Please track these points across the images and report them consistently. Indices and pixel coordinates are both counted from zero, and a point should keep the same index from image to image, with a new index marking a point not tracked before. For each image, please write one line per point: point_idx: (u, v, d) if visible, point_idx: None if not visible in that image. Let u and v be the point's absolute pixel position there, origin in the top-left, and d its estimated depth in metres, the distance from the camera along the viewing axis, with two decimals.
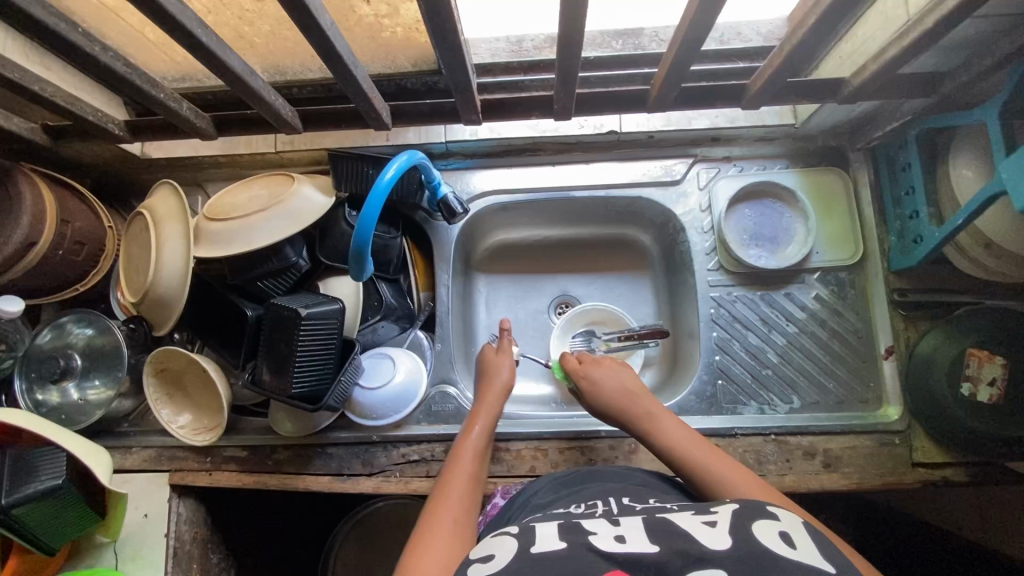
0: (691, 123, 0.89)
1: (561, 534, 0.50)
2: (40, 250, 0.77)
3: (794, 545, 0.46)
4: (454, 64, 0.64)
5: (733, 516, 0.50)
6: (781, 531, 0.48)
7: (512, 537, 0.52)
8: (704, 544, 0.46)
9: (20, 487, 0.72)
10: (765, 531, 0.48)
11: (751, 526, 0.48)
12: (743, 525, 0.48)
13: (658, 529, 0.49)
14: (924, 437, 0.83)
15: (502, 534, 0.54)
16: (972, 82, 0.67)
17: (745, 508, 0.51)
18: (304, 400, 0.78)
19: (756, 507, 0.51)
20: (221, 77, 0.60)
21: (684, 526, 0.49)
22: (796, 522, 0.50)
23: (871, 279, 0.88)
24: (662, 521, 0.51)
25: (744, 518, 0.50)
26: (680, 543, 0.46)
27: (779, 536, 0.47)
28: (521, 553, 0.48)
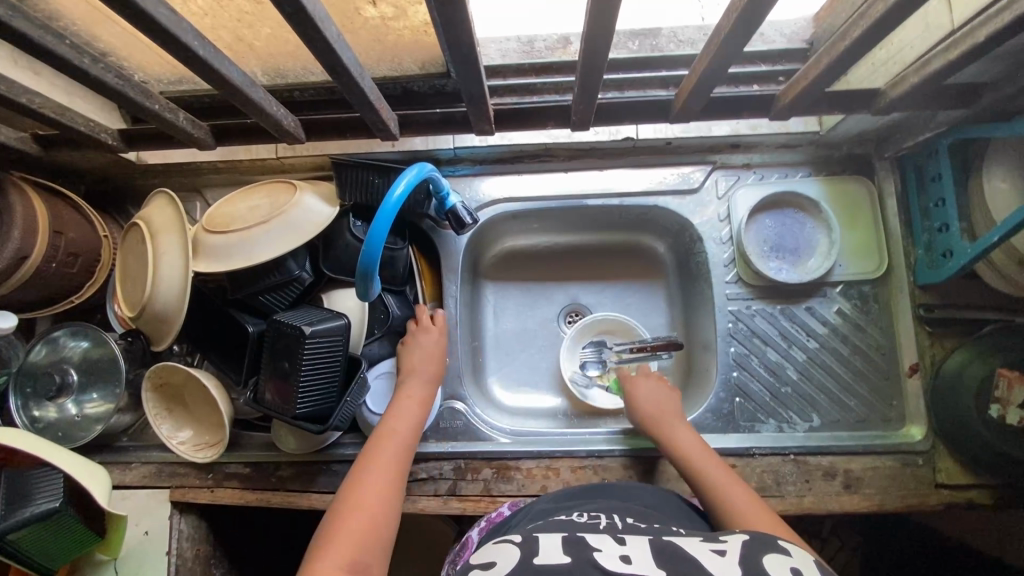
0: (711, 130, 0.85)
1: (565, 546, 0.51)
2: (32, 263, 0.74)
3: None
4: (468, 72, 0.61)
5: (744, 548, 0.50)
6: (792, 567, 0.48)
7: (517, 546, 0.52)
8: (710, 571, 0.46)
9: (16, 511, 0.69)
10: (774, 563, 0.47)
11: (761, 559, 0.48)
12: (754, 557, 0.48)
13: (666, 552, 0.50)
14: (948, 458, 0.80)
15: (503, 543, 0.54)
16: (1015, 94, 0.63)
17: (754, 540, 0.51)
18: (308, 420, 0.76)
19: (767, 540, 0.51)
20: (218, 89, 0.56)
21: (693, 553, 0.49)
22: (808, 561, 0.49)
23: (895, 293, 0.85)
24: (670, 545, 0.51)
25: (755, 550, 0.49)
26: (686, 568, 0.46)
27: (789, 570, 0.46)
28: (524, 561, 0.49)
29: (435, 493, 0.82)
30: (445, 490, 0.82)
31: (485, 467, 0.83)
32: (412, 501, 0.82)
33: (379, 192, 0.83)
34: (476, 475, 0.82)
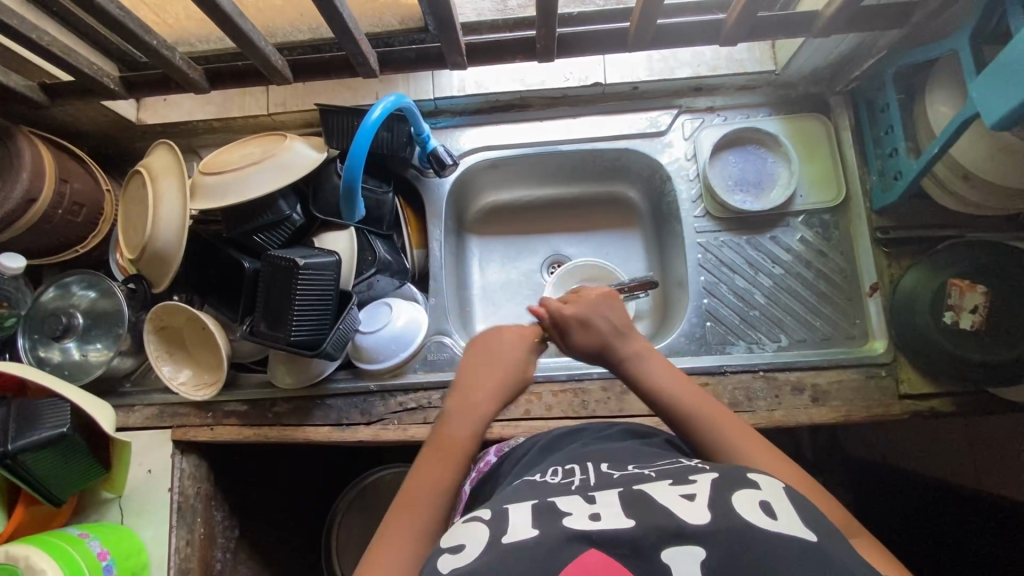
0: (674, 72, 0.92)
1: (533, 520, 0.47)
2: (39, 207, 0.79)
3: (775, 515, 0.43)
4: (438, 4, 0.66)
5: (714, 486, 0.47)
6: (763, 501, 0.45)
7: (483, 525, 0.48)
8: (684, 520, 0.44)
9: (26, 433, 0.73)
10: (745, 500, 0.45)
11: (730, 496, 0.45)
12: (722, 496, 0.46)
13: (637, 505, 0.46)
14: (910, 369, 0.84)
15: (473, 519, 0.51)
16: (941, 10, 0.69)
17: (725, 478, 0.48)
18: (302, 347, 0.80)
19: (737, 477, 0.48)
20: (208, 15, 0.62)
21: (663, 504, 0.46)
22: (778, 489, 0.47)
23: (854, 219, 0.89)
24: (640, 496, 0.48)
25: (723, 489, 0.47)
26: (658, 519, 0.44)
27: (760, 508, 0.44)
28: (494, 542, 0.45)
29: (425, 420, 0.86)
30: (433, 418, 0.86)
31: None
32: (402, 429, 0.86)
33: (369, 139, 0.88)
34: None
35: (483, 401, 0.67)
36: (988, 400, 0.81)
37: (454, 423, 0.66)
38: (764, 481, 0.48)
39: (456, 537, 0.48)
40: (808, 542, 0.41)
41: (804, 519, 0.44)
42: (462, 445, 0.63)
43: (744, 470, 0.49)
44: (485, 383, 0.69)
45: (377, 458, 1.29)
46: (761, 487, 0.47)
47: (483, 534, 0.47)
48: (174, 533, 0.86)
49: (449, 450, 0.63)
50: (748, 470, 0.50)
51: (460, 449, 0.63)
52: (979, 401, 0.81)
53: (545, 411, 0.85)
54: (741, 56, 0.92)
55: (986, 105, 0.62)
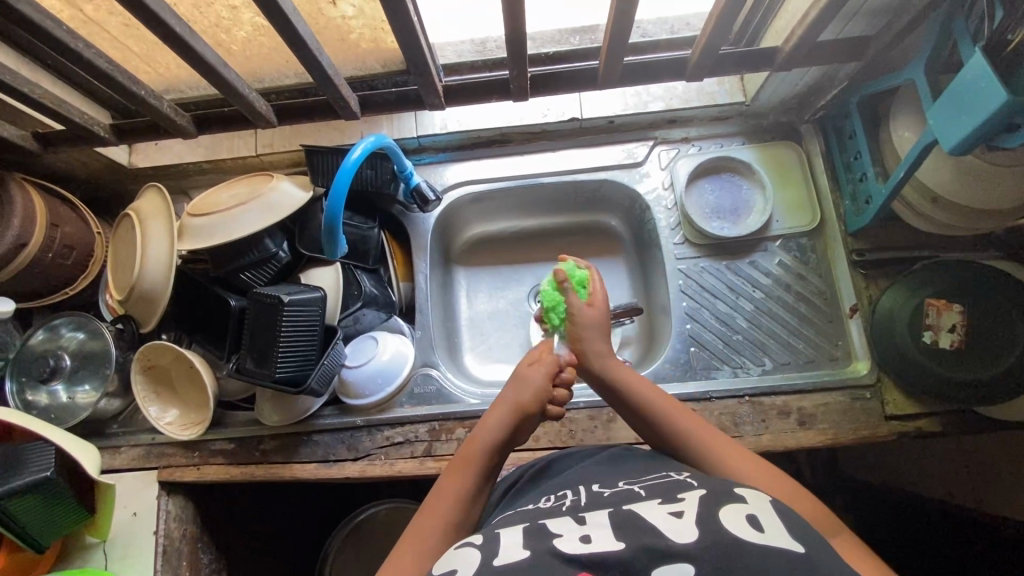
0: (647, 106, 0.95)
1: (524, 541, 0.48)
2: (29, 252, 0.80)
3: (762, 528, 0.44)
4: (415, 50, 0.69)
5: (701, 504, 0.48)
6: (749, 515, 0.46)
7: (474, 550, 0.49)
8: (670, 538, 0.44)
9: (8, 479, 0.73)
10: (732, 513, 0.46)
11: (718, 512, 0.46)
12: (709, 512, 0.46)
13: (627, 526, 0.47)
14: (894, 390, 0.84)
15: (464, 546, 0.52)
16: (895, 42, 0.72)
17: (711, 493, 0.49)
18: (287, 384, 0.80)
19: (723, 491, 0.49)
20: (195, 66, 0.65)
21: (653, 522, 0.46)
22: (764, 504, 0.48)
23: (830, 242, 0.91)
24: (629, 516, 0.48)
25: (711, 504, 0.47)
26: (645, 539, 0.44)
27: (746, 520, 0.45)
28: (485, 564, 0.46)
29: (412, 454, 0.86)
30: (421, 452, 0.86)
31: (458, 426, 0.87)
32: (389, 464, 0.85)
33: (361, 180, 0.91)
34: (450, 435, 0.86)
35: (498, 409, 0.68)
36: (975, 419, 0.81)
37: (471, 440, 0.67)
38: (752, 496, 0.49)
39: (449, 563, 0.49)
40: (797, 555, 0.42)
41: (791, 530, 0.45)
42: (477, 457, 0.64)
43: (731, 484, 0.50)
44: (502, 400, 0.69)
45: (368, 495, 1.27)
46: (748, 501, 0.48)
47: (474, 558, 0.48)
48: None
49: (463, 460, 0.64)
50: (735, 485, 0.51)
51: (477, 459, 0.64)
52: (965, 421, 0.81)
53: (533, 441, 0.85)
54: (711, 89, 0.95)
55: (942, 130, 0.64)
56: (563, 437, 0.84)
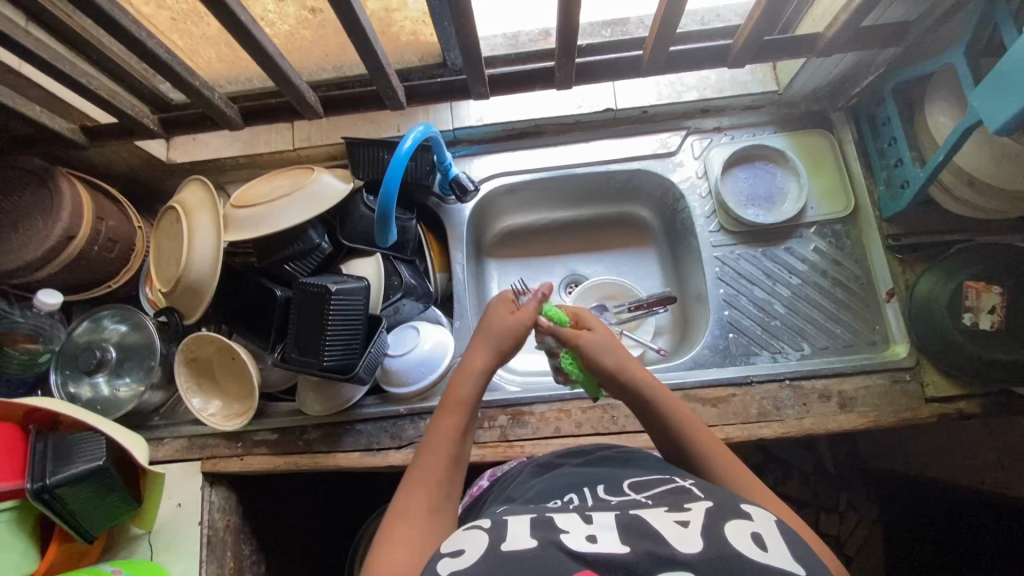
0: (681, 96, 0.96)
1: (531, 531, 0.48)
2: (77, 244, 0.80)
3: (766, 547, 0.45)
4: (467, 39, 0.70)
5: (708, 515, 0.49)
6: (754, 532, 0.47)
7: (483, 533, 0.49)
8: (677, 549, 0.45)
9: (64, 467, 0.73)
10: (737, 528, 0.47)
11: (723, 526, 0.47)
12: (716, 525, 0.47)
13: (631, 528, 0.48)
14: (934, 372, 0.85)
15: (473, 527, 0.51)
16: (934, 27, 0.73)
17: (718, 507, 0.50)
18: (335, 372, 0.81)
19: (729, 506, 0.50)
20: (251, 56, 0.66)
21: (657, 528, 0.47)
22: (770, 522, 0.49)
23: (865, 228, 0.92)
24: (635, 519, 0.49)
25: (717, 517, 0.48)
26: (650, 545, 0.45)
27: (750, 539, 0.46)
28: (492, 548, 0.46)
29: None
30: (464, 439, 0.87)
31: (500, 414, 0.88)
32: None
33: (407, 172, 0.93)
34: (492, 423, 0.87)
35: (478, 353, 0.69)
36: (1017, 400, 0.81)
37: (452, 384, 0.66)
38: (757, 512, 0.50)
39: (456, 543, 0.49)
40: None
41: (792, 551, 0.45)
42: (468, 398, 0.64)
43: (739, 500, 0.51)
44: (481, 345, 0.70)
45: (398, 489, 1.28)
46: (754, 519, 0.49)
47: (483, 541, 0.48)
48: (204, 567, 0.84)
49: (454, 400, 0.64)
50: (741, 501, 0.52)
51: (466, 401, 0.64)
52: (1006, 401, 0.82)
53: (576, 428, 0.85)
54: (744, 78, 0.96)
55: (988, 110, 0.65)
56: (606, 422, 0.85)
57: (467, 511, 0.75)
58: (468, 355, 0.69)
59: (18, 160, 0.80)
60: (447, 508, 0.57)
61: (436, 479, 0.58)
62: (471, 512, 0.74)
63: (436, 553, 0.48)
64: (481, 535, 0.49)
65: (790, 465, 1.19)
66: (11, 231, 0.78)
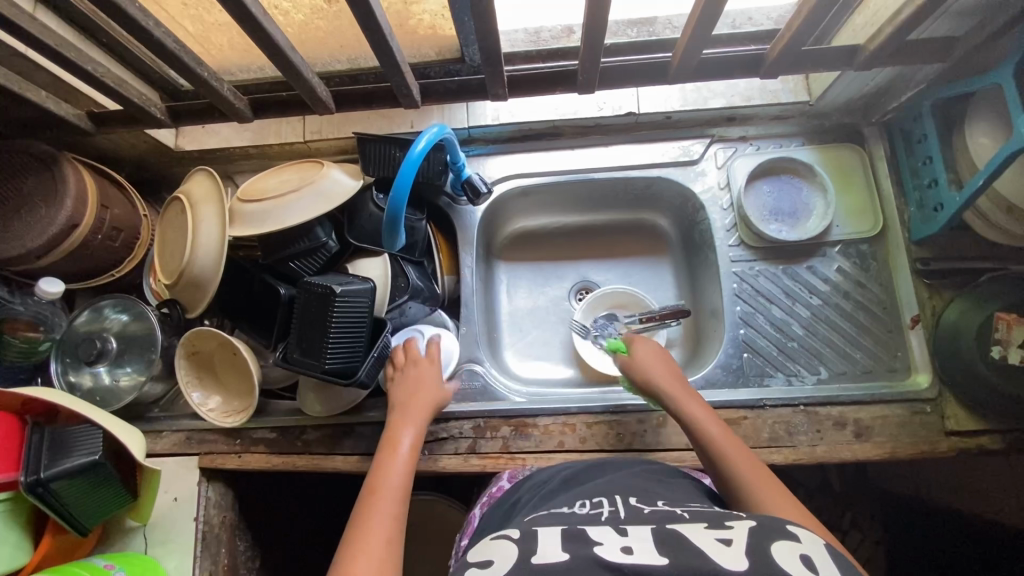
0: (707, 102, 0.92)
1: (563, 544, 0.48)
2: (80, 233, 0.78)
3: (816, 569, 0.43)
4: (485, 37, 0.67)
5: (751, 535, 0.47)
6: (802, 555, 0.45)
7: (516, 544, 0.50)
8: (717, 562, 0.43)
9: (58, 461, 0.72)
10: (786, 549, 0.45)
11: (768, 546, 0.45)
12: (759, 544, 0.46)
13: (669, 542, 0.47)
14: (956, 405, 0.81)
15: (503, 539, 0.53)
16: (986, 45, 0.69)
17: (761, 526, 0.48)
18: (335, 376, 0.79)
19: (775, 526, 0.48)
20: (263, 49, 0.64)
21: (697, 543, 0.46)
22: (820, 545, 0.47)
23: (893, 249, 0.88)
24: (672, 535, 0.49)
25: (762, 537, 0.46)
26: (690, 559, 0.44)
27: (799, 560, 0.44)
28: (522, 560, 0.47)
29: (456, 451, 0.85)
30: (466, 448, 0.85)
31: (503, 425, 0.86)
32: (434, 459, 0.84)
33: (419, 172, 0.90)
34: (494, 433, 0.85)
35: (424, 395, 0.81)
36: None
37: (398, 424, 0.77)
38: (805, 536, 0.48)
39: (485, 554, 0.50)
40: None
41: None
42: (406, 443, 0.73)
43: (785, 521, 0.49)
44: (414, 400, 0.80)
45: None
46: (802, 540, 0.47)
47: (513, 551, 0.49)
48: (198, 564, 0.83)
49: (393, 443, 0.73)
50: (786, 522, 0.50)
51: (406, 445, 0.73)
52: None
53: (580, 443, 0.83)
54: (774, 87, 0.92)
55: None
56: (612, 439, 0.83)
57: (488, 514, 0.74)
58: (406, 410, 0.79)
59: (23, 144, 0.78)
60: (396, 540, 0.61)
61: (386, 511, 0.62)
62: (492, 516, 0.73)
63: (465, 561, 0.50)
64: (512, 545, 0.50)
65: (796, 483, 1.17)
66: (13, 217, 0.76)
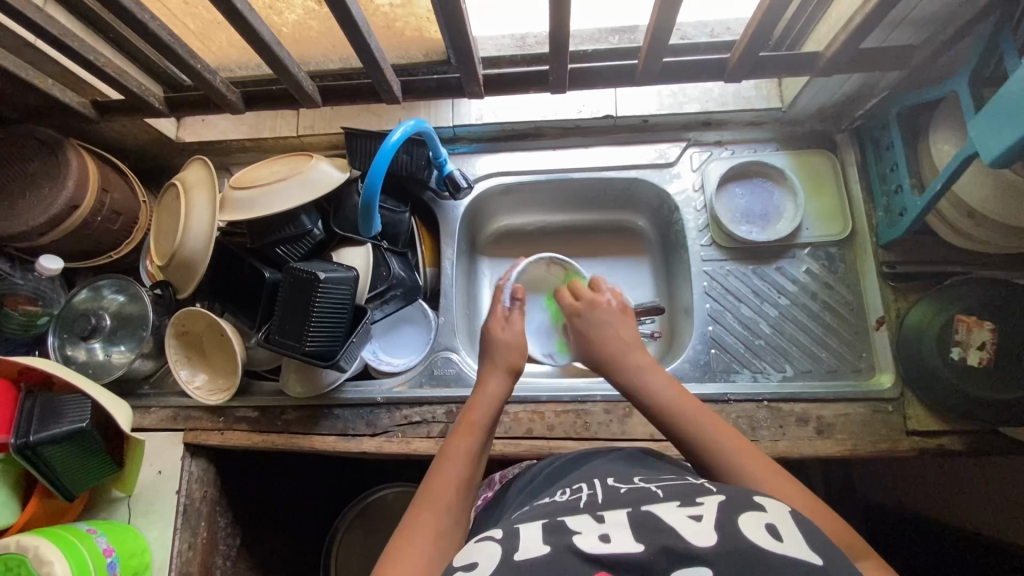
0: (683, 107, 0.96)
1: (543, 536, 0.47)
2: (80, 214, 0.83)
3: (780, 537, 0.43)
4: (458, 34, 0.71)
5: (720, 508, 0.47)
6: (768, 523, 0.45)
7: (494, 544, 0.47)
8: (690, 542, 0.43)
9: (48, 426, 0.76)
10: (752, 519, 0.45)
11: (737, 518, 0.45)
12: (728, 517, 0.45)
13: (645, 526, 0.46)
14: (918, 405, 0.83)
15: (484, 539, 0.49)
16: (940, 53, 0.71)
17: (731, 499, 0.48)
18: (316, 357, 0.83)
19: (741, 498, 0.48)
20: (250, 43, 0.69)
21: (669, 522, 0.45)
22: (784, 513, 0.47)
23: (860, 252, 0.91)
24: (649, 517, 0.47)
25: (729, 510, 0.46)
26: (664, 539, 0.44)
27: (764, 529, 0.44)
28: (505, 559, 0.45)
29: (428, 434, 0.87)
30: (437, 432, 0.88)
31: None
32: (406, 441, 0.87)
33: (404, 167, 0.95)
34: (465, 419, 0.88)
35: (495, 376, 0.73)
36: (1001, 440, 0.79)
37: (466, 416, 0.67)
38: (771, 505, 0.48)
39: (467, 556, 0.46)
40: (814, 566, 0.41)
41: (810, 541, 0.43)
42: (482, 417, 0.67)
43: (750, 491, 0.49)
44: (501, 369, 0.73)
45: (378, 476, 1.29)
46: (767, 509, 0.47)
47: (496, 551, 0.46)
48: (177, 535, 0.87)
49: (469, 420, 0.66)
50: (752, 492, 0.50)
51: (480, 420, 0.67)
52: (989, 441, 0.80)
53: (548, 430, 0.86)
54: (748, 93, 0.95)
55: (984, 141, 0.62)
56: (578, 427, 0.85)
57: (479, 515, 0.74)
58: (485, 380, 0.73)
59: (32, 129, 0.84)
60: (458, 525, 0.57)
61: (447, 497, 0.58)
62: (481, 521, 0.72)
63: (449, 567, 0.47)
64: (492, 545, 0.47)
65: None
66: (18, 196, 0.81)
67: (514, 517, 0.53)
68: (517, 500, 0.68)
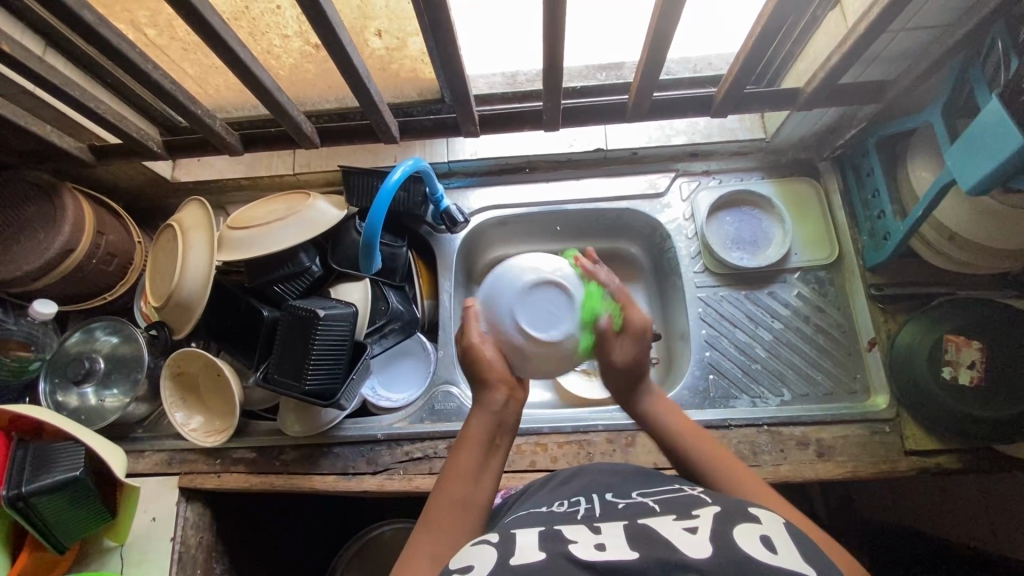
0: (670, 139, 1.00)
1: (539, 543, 0.46)
2: (76, 257, 0.83)
3: (775, 549, 0.42)
4: (453, 74, 0.73)
5: (716, 520, 0.46)
6: (764, 536, 0.45)
7: (492, 547, 0.47)
8: (685, 554, 0.42)
9: (40, 476, 0.74)
10: (746, 532, 0.44)
11: (732, 529, 0.45)
12: (724, 530, 0.45)
13: (640, 538, 0.45)
14: (915, 425, 0.84)
15: (480, 542, 0.49)
16: (913, 86, 0.75)
17: (726, 512, 0.47)
18: (316, 396, 0.82)
19: (737, 511, 0.48)
20: (250, 88, 0.71)
21: (666, 535, 0.45)
22: (780, 527, 0.46)
23: (848, 276, 0.93)
24: (644, 530, 0.47)
25: (725, 523, 0.46)
26: (658, 551, 0.43)
27: (760, 540, 0.43)
28: (501, 563, 0.44)
29: (430, 470, 0.87)
30: (439, 468, 0.87)
31: None
32: (408, 479, 0.86)
33: (402, 204, 0.96)
34: None
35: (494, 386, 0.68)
36: (995, 457, 0.80)
37: (470, 426, 0.66)
38: (766, 517, 0.48)
39: (466, 559, 0.47)
40: None
41: (804, 556, 0.42)
42: (484, 432, 0.65)
43: (746, 504, 0.49)
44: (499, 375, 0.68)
45: (376, 515, 1.26)
46: (763, 522, 0.46)
47: (492, 554, 0.46)
48: None
49: (469, 437, 0.65)
50: (748, 505, 0.49)
51: (483, 435, 0.65)
52: (985, 458, 0.81)
53: (551, 463, 0.86)
54: (732, 125, 0.99)
55: (960, 169, 0.65)
56: (582, 458, 0.85)
57: None
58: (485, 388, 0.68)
59: (28, 174, 0.84)
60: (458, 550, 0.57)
61: (445, 525, 0.58)
62: None
63: (447, 569, 0.47)
64: (490, 548, 0.47)
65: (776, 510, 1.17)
66: (14, 241, 0.81)
67: (509, 523, 0.54)
68: (514, 502, 0.68)
